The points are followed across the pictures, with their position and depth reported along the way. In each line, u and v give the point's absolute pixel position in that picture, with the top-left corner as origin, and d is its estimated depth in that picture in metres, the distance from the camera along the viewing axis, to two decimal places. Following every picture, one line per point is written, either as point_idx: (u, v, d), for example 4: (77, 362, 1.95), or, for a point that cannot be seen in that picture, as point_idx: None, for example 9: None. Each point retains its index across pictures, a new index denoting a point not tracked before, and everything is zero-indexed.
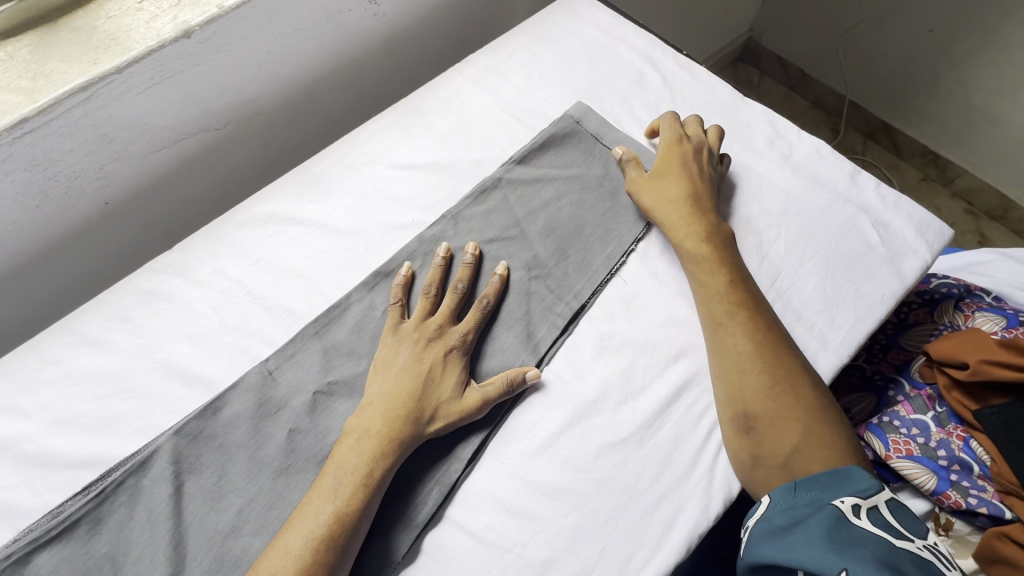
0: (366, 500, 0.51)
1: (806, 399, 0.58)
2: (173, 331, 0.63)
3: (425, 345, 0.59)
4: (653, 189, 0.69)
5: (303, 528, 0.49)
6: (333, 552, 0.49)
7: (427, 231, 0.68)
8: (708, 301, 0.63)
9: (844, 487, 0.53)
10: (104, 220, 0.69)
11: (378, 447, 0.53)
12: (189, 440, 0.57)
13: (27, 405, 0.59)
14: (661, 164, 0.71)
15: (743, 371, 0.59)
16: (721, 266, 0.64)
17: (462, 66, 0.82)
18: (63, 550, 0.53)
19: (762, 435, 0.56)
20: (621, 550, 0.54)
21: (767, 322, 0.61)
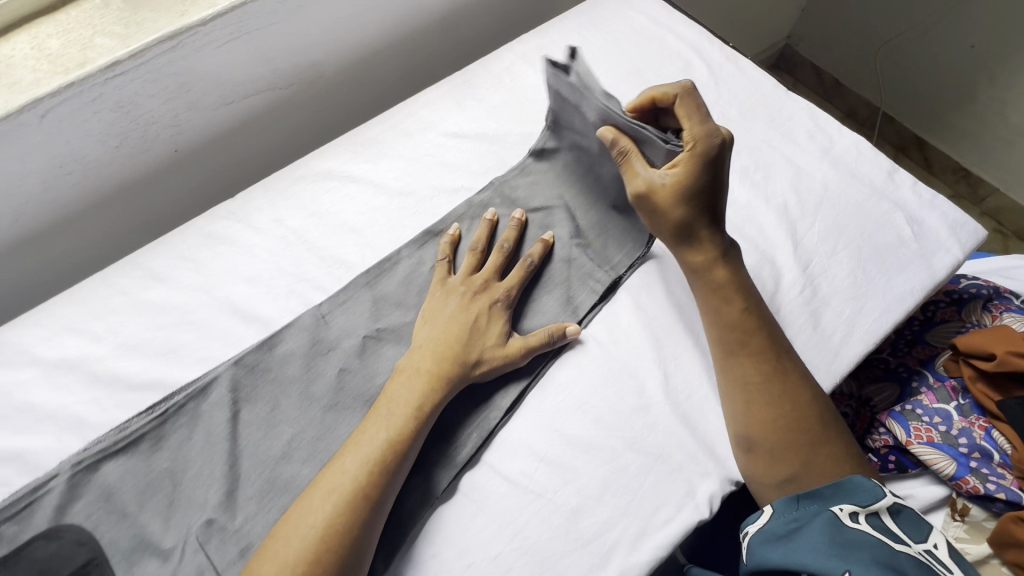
0: (417, 431, 0.55)
1: (807, 426, 0.58)
2: (233, 273, 0.67)
3: (472, 297, 0.62)
4: (675, 204, 0.60)
5: (359, 453, 0.52)
6: (385, 477, 0.52)
7: (476, 197, 0.72)
8: (721, 331, 0.61)
9: (845, 493, 0.54)
10: (173, 167, 0.73)
11: (428, 385, 0.57)
12: (246, 371, 0.61)
13: (98, 329, 0.64)
14: (693, 182, 0.59)
15: (750, 400, 0.58)
16: (734, 293, 0.62)
17: (514, 45, 0.85)
18: (127, 462, 0.57)
19: (767, 459, 0.57)
20: (648, 505, 0.57)
21: (777, 355, 0.60)
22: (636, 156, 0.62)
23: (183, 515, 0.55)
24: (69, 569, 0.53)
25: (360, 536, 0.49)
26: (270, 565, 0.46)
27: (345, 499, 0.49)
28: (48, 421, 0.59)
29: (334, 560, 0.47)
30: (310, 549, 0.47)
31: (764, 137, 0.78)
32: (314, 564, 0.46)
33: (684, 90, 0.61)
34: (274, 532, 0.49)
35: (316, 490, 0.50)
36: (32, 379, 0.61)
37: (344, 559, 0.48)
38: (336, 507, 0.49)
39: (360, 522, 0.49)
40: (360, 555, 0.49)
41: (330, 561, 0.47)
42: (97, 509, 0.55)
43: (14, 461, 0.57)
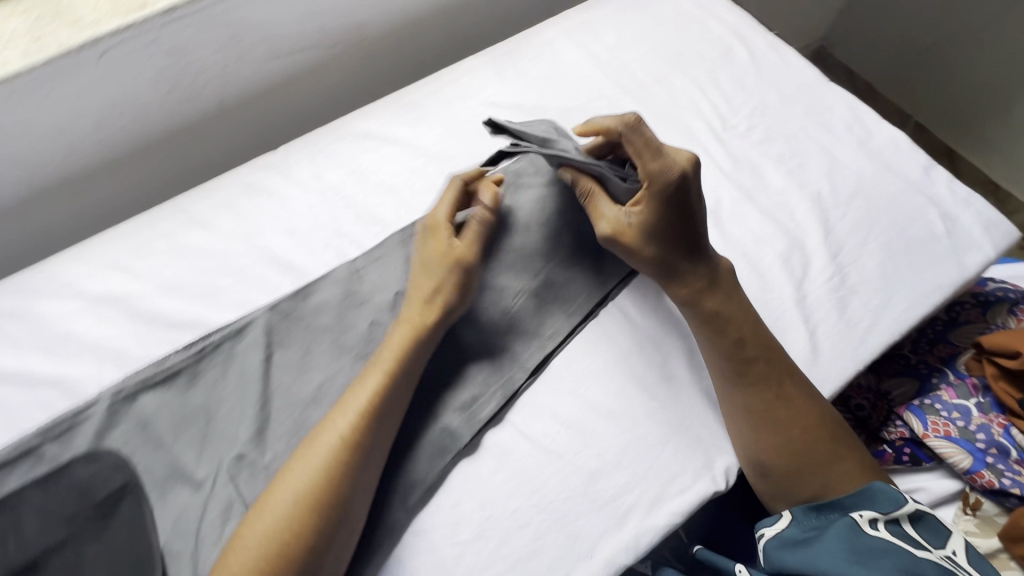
0: (395, 388, 0.56)
1: (817, 442, 0.59)
2: (273, 223, 0.69)
3: (423, 240, 0.63)
4: (643, 241, 0.61)
5: (339, 415, 0.54)
6: (371, 428, 0.54)
7: (512, 164, 0.72)
8: (724, 361, 0.60)
9: (864, 501, 0.55)
10: (217, 118, 0.75)
11: (405, 339, 0.58)
12: (281, 316, 0.63)
13: (140, 268, 0.66)
14: (657, 221, 0.60)
15: (756, 428, 0.59)
16: (730, 324, 0.61)
17: (556, 21, 0.85)
18: (164, 395, 0.59)
19: (787, 483, 0.58)
20: (665, 473, 0.58)
21: (779, 381, 0.60)
22: (601, 196, 0.62)
23: (216, 448, 0.57)
24: (106, 491, 0.55)
25: (345, 491, 0.51)
26: (260, 526, 0.49)
27: (328, 458, 0.51)
28: (89, 351, 0.61)
29: (319, 515, 0.49)
30: (295, 507, 0.49)
31: (802, 126, 0.78)
32: (300, 521, 0.49)
33: (628, 127, 0.60)
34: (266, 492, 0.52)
35: (299, 456, 0.52)
36: (75, 310, 0.63)
37: (332, 515, 0.50)
38: (319, 469, 0.51)
39: (346, 477, 0.51)
40: (350, 509, 0.51)
41: (316, 517, 0.49)
42: (136, 437, 0.58)
43: (56, 386, 0.60)
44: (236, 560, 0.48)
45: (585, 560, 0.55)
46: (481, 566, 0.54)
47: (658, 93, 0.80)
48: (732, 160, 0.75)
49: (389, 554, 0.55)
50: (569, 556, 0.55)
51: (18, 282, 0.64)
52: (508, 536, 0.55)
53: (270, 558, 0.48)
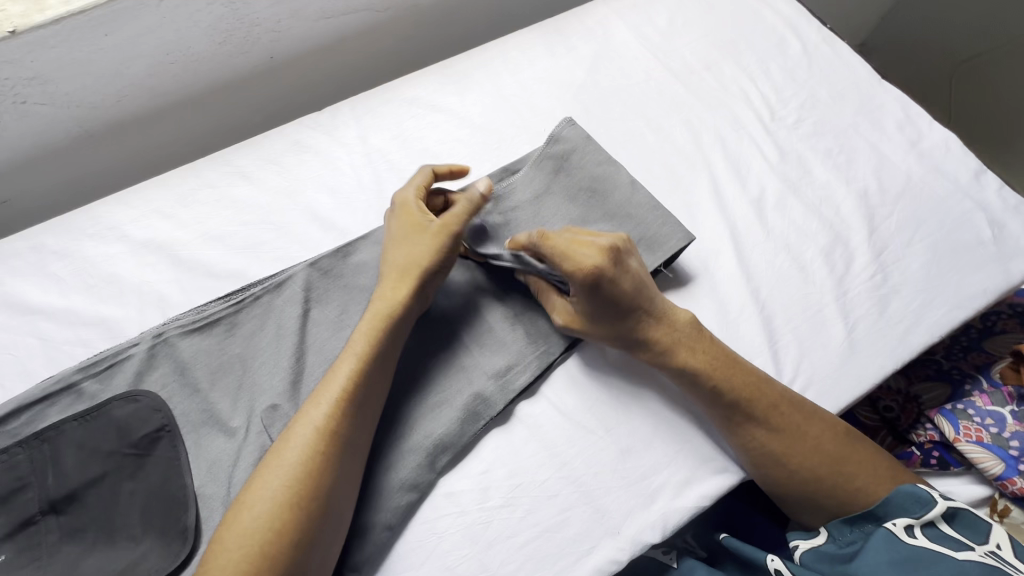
0: (371, 374, 0.53)
1: (824, 467, 0.55)
2: (317, 182, 0.69)
3: (397, 223, 0.60)
4: (593, 335, 0.59)
5: (311, 405, 0.50)
6: (346, 420, 0.50)
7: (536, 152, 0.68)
8: (706, 404, 0.58)
9: (897, 508, 0.53)
10: (266, 73, 0.75)
11: (379, 326, 0.55)
12: (320, 273, 0.62)
13: (184, 217, 0.66)
14: (594, 319, 0.58)
15: (760, 465, 0.56)
16: (714, 358, 0.57)
17: (609, 1, 0.85)
18: (202, 342, 0.59)
19: (801, 505, 0.57)
20: (695, 456, 0.58)
21: (765, 417, 0.56)
22: (549, 296, 0.61)
23: (251, 398, 0.57)
24: (143, 431, 0.55)
25: (328, 484, 0.48)
26: (235, 529, 0.45)
27: (305, 450, 0.48)
28: (132, 294, 0.62)
29: (301, 511, 0.46)
30: (271, 505, 0.46)
31: (851, 123, 0.77)
32: (280, 519, 0.45)
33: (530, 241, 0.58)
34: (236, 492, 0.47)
35: (273, 451, 0.49)
36: (121, 254, 0.64)
37: (316, 508, 0.47)
38: (296, 462, 0.47)
39: (329, 470, 0.48)
40: (333, 501, 0.48)
41: (296, 513, 0.46)
42: (173, 381, 0.58)
43: (99, 326, 0.61)
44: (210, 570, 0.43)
45: (612, 535, 0.55)
46: (509, 533, 0.55)
47: (708, 79, 0.79)
48: (779, 152, 0.74)
49: (417, 514, 0.55)
50: (596, 530, 0.55)
51: (66, 222, 0.66)
52: (537, 506, 0.56)
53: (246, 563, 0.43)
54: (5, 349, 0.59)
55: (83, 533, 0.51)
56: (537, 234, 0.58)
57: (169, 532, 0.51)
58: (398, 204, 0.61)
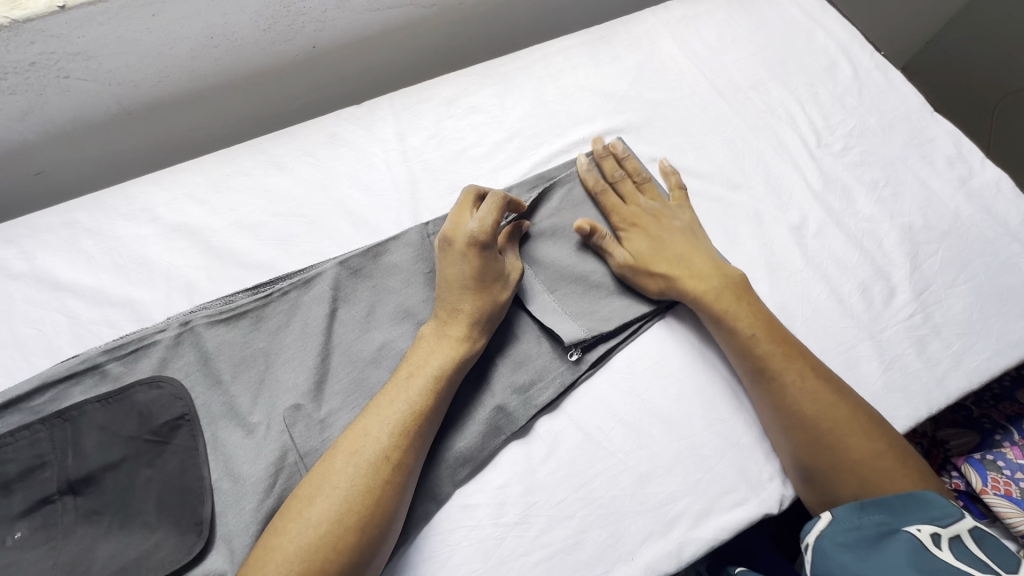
0: (438, 403, 0.53)
1: (857, 448, 0.54)
2: (350, 176, 0.68)
3: (484, 262, 0.58)
4: (650, 271, 0.62)
5: (379, 426, 0.50)
6: (412, 444, 0.51)
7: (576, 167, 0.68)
8: (738, 360, 0.59)
9: (916, 511, 0.50)
10: (307, 61, 0.74)
11: (456, 349, 0.55)
12: (349, 272, 0.61)
13: (216, 203, 0.66)
14: (662, 245, 0.63)
15: (794, 424, 0.55)
16: (764, 335, 0.58)
17: (658, 10, 0.83)
18: (228, 333, 0.58)
19: (823, 482, 0.55)
20: (717, 487, 0.57)
21: (799, 375, 0.56)
22: (605, 241, 0.64)
23: (272, 395, 0.57)
24: (164, 418, 0.54)
25: (391, 506, 0.48)
26: (295, 543, 0.45)
27: (373, 475, 0.48)
28: (160, 277, 0.62)
29: (360, 532, 0.46)
30: (336, 525, 0.46)
31: (900, 154, 0.75)
32: (344, 538, 0.46)
33: (596, 188, 0.67)
34: (294, 504, 0.48)
35: (334, 468, 0.49)
36: (151, 236, 0.64)
37: (376, 531, 0.47)
38: (362, 485, 0.48)
39: (393, 493, 0.49)
40: (394, 522, 0.49)
41: (359, 536, 0.46)
42: (196, 370, 0.57)
43: (126, 307, 0.61)
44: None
45: (625, 561, 0.54)
46: (522, 550, 0.54)
47: (754, 99, 0.77)
48: (824, 180, 0.72)
49: (431, 524, 0.54)
50: (610, 554, 0.55)
51: (99, 200, 0.66)
52: (552, 524, 0.55)
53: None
54: (32, 324, 0.59)
55: (99, 516, 0.51)
56: (604, 181, 0.68)
57: (184, 523, 0.51)
58: (488, 242, 0.58)
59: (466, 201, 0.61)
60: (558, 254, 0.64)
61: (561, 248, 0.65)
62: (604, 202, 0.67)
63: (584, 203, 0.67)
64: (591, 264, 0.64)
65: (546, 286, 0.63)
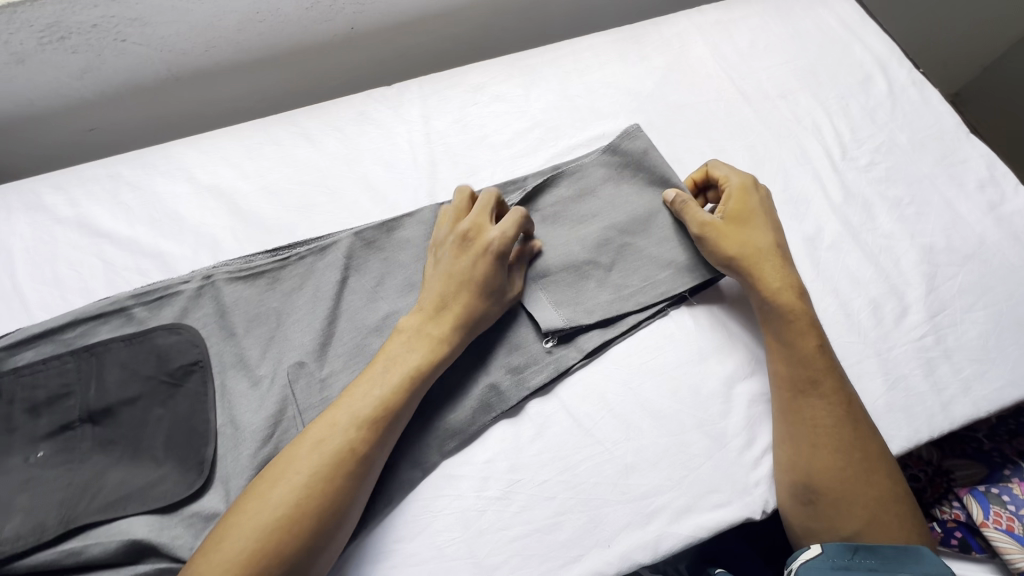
0: (408, 396, 0.53)
1: (878, 486, 0.54)
2: (374, 153, 0.71)
3: (496, 271, 0.58)
4: (737, 238, 0.61)
5: (347, 415, 0.50)
6: (377, 435, 0.51)
7: (589, 158, 0.69)
8: (792, 365, 0.57)
9: (908, 561, 0.50)
10: (344, 42, 0.78)
11: (431, 345, 0.55)
12: (363, 243, 0.64)
13: (248, 167, 0.70)
14: (759, 226, 0.62)
15: (815, 445, 0.55)
16: (824, 367, 0.57)
17: (692, 13, 0.83)
18: (245, 290, 0.62)
19: (825, 511, 0.54)
20: (702, 486, 0.57)
21: (845, 402, 0.56)
22: (692, 202, 0.63)
23: (280, 351, 0.59)
24: (179, 362, 0.58)
25: (349, 497, 0.48)
26: (253, 522, 0.45)
27: (335, 462, 0.48)
28: (189, 233, 0.66)
29: (314, 519, 0.46)
30: (294, 511, 0.45)
31: (929, 174, 0.73)
32: (298, 521, 0.45)
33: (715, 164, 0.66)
34: (255, 485, 0.47)
35: (296, 452, 0.48)
36: (185, 193, 0.68)
37: (332, 518, 0.47)
38: (321, 471, 0.47)
39: (352, 484, 0.48)
40: (349, 514, 0.49)
41: (315, 521, 0.46)
42: (212, 322, 0.61)
43: (156, 258, 0.65)
44: (217, 556, 0.43)
45: (601, 546, 0.55)
46: (500, 526, 0.55)
47: (781, 108, 0.76)
48: (845, 193, 0.71)
49: (416, 491, 0.56)
50: (587, 538, 0.55)
51: (141, 156, 0.70)
52: (532, 504, 0.56)
53: (257, 557, 0.43)
54: (72, 265, 0.64)
55: (112, 446, 0.55)
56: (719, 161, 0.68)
57: (187, 462, 0.54)
58: (506, 253, 0.59)
59: (462, 200, 0.62)
60: (553, 239, 0.65)
61: (556, 235, 0.65)
62: (717, 170, 0.65)
63: (590, 193, 0.67)
64: (584, 253, 0.64)
65: (533, 271, 0.63)
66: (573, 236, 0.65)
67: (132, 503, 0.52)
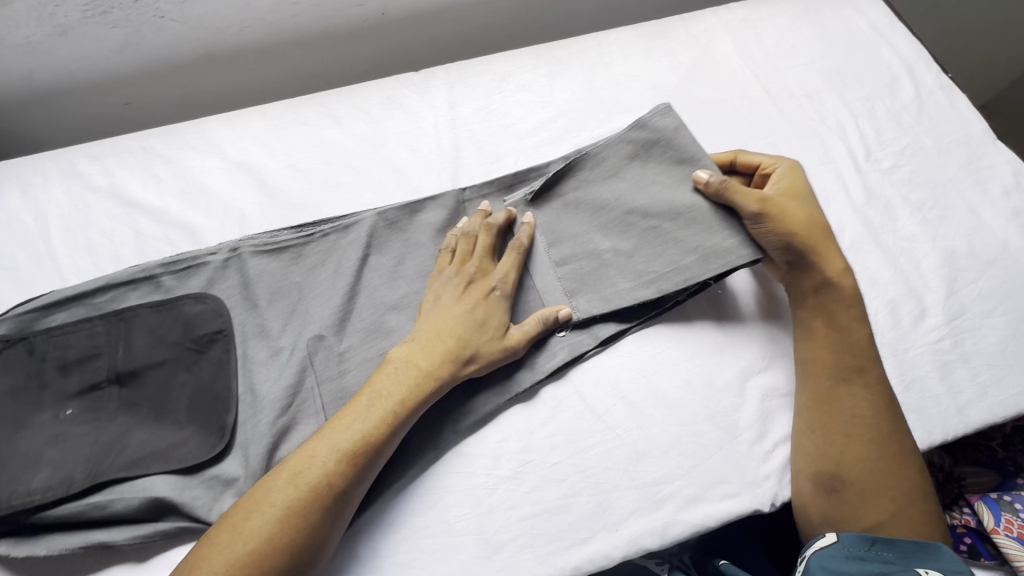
0: (390, 432, 0.51)
1: (904, 480, 0.56)
2: (400, 137, 0.72)
3: (485, 303, 0.58)
4: (801, 217, 0.60)
5: (326, 449, 0.49)
6: (356, 469, 0.49)
7: (616, 138, 0.67)
8: (837, 355, 0.58)
9: (926, 556, 0.53)
10: (374, 27, 0.79)
11: (418, 379, 0.53)
12: (386, 224, 0.65)
13: (276, 146, 0.71)
14: (813, 208, 0.62)
15: (850, 435, 0.56)
16: (869, 360, 0.58)
17: (720, 11, 0.83)
18: (269, 264, 0.63)
19: (849, 502, 0.56)
20: (711, 476, 0.58)
21: (886, 395, 0.57)
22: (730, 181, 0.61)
23: (301, 324, 0.61)
24: (204, 331, 0.60)
25: (321, 532, 0.47)
26: (225, 553, 0.45)
27: (308, 499, 0.47)
28: (218, 207, 0.68)
29: (282, 556, 0.45)
30: (264, 545, 0.45)
31: (953, 179, 0.73)
32: (268, 556, 0.45)
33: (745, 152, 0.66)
34: (233, 514, 0.47)
35: (272, 484, 0.48)
36: (215, 168, 0.70)
37: (303, 553, 0.46)
38: (294, 506, 0.47)
39: (324, 520, 0.48)
40: (322, 547, 0.48)
41: (285, 556, 0.45)
42: (236, 293, 0.62)
43: (185, 230, 0.66)
44: None
45: (609, 530, 0.56)
46: (511, 504, 0.56)
47: (806, 107, 0.76)
48: (867, 194, 0.71)
49: (429, 467, 0.57)
50: (595, 521, 0.56)
51: (174, 131, 0.72)
52: (542, 485, 0.57)
53: None
54: (104, 233, 0.66)
55: (137, 407, 0.56)
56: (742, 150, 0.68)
57: (208, 427, 0.56)
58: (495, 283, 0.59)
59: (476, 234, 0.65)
60: (574, 227, 0.65)
61: (577, 221, 0.65)
62: (749, 157, 0.66)
63: (616, 176, 0.66)
64: (607, 242, 0.64)
65: (556, 258, 0.64)
66: (596, 224, 0.65)
67: (155, 463, 0.53)
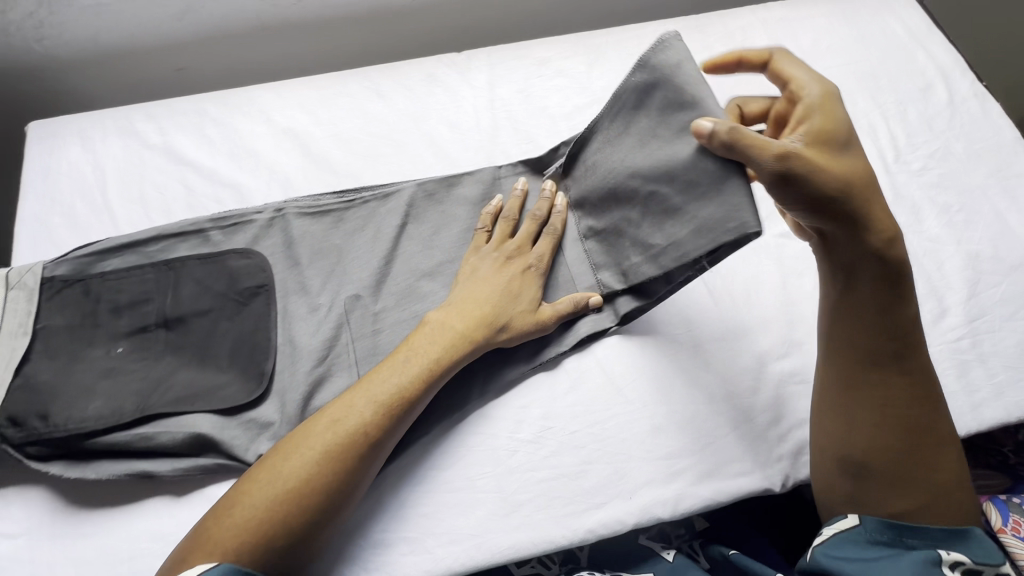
0: (425, 388, 0.54)
1: (936, 472, 0.52)
2: (440, 114, 0.75)
3: (519, 279, 0.60)
4: (836, 168, 0.48)
5: (364, 400, 0.51)
6: (391, 421, 0.51)
7: (622, 87, 0.60)
8: (872, 338, 0.53)
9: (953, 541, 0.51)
10: (421, 7, 0.82)
11: (454, 341, 0.56)
12: (425, 195, 0.68)
13: (322, 115, 0.74)
14: (849, 150, 0.49)
15: (880, 423, 0.54)
16: (909, 344, 0.53)
17: (757, 9, 0.85)
18: (312, 226, 0.66)
19: (873, 486, 0.54)
20: (725, 454, 0.59)
21: (923, 385, 0.53)
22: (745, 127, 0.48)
23: (339, 282, 0.63)
24: (247, 283, 0.62)
25: (355, 477, 0.49)
26: (267, 489, 0.47)
27: (345, 444, 0.49)
28: (264, 170, 0.71)
29: (319, 496, 0.48)
30: (303, 485, 0.47)
31: (982, 185, 0.73)
32: (306, 494, 0.47)
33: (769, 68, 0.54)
34: (272, 455, 0.49)
35: (312, 428, 0.50)
36: (263, 133, 0.73)
37: (338, 495, 0.48)
38: (333, 450, 0.49)
39: (359, 465, 0.50)
40: (354, 493, 0.50)
41: (321, 496, 0.48)
42: (279, 251, 0.65)
43: (233, 189, 0.70)
44: (232, 518, 0.46)
45: (623, 498, 0.58)
46: (529, 466, 0.58)
47: None
48: (894, 195, 0.72)
49: (454, 426, 0.60)
50: (610, 488, 0.58)
51: (226, 96, 0.75)
52: (561, 451, 0.59)
53: (266, 523, 0.46)
54: (157, 187, 0.69)
55: (182, 350, 0.59)
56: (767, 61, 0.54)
57: (248, 373, 0.59)
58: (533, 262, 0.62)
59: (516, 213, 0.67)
60: (590, 195, 0.64)
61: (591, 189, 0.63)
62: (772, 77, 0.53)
63: (623, 133, 0.61)
64: (619, 210, 0.62)
65: (586, 232, 0.65)
66: (606, 190, 0.62)
67: (198, 402, 0.57)
